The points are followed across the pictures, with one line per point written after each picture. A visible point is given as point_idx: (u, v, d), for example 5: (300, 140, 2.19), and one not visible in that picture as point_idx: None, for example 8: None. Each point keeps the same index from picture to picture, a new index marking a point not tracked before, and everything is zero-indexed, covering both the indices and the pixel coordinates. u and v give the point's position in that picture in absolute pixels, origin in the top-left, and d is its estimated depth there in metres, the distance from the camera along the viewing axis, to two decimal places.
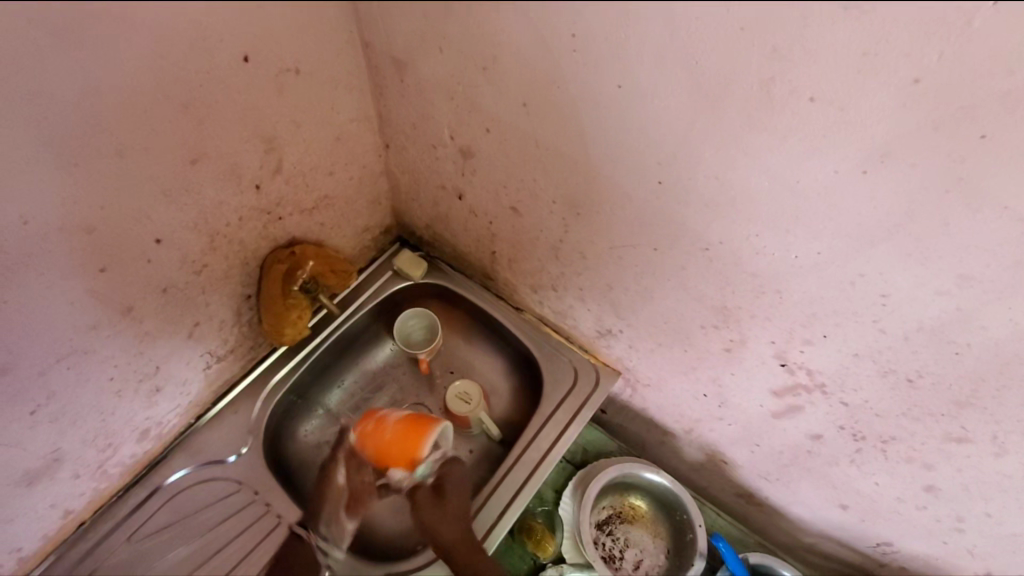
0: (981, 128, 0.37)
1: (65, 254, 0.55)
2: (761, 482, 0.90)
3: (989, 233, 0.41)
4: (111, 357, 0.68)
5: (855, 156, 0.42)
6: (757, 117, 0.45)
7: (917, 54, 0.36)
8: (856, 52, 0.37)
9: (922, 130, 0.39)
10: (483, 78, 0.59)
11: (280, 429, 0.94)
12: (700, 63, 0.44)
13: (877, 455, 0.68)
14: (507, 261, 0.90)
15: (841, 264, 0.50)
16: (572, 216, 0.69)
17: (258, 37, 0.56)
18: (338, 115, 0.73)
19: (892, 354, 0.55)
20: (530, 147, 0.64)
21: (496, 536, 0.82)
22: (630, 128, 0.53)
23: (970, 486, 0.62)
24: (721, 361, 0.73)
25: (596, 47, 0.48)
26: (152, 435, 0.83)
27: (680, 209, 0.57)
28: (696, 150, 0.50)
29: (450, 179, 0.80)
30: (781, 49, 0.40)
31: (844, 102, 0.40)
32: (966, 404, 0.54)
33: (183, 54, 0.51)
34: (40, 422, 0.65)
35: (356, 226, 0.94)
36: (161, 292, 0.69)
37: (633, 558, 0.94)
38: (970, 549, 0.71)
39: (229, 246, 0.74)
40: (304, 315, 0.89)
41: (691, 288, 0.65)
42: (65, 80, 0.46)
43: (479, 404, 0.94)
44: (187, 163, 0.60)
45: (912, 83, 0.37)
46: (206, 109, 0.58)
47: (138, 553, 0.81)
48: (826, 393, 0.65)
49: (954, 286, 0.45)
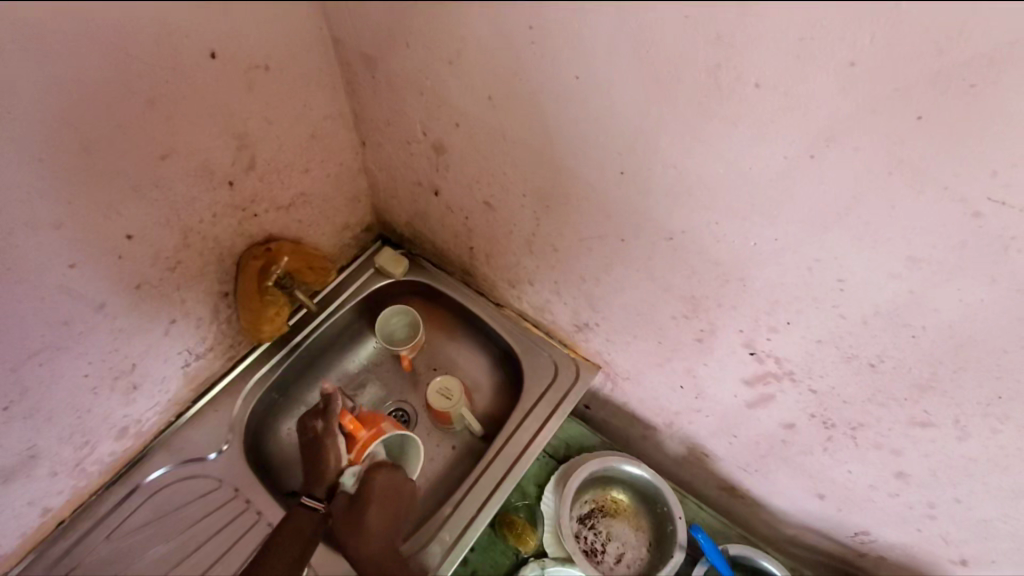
0: (918, 110, 0.37)
1: (33, 248, 0.56)
2: (740, 474, 0.91)
3: (933, 215, 0.42)
4: (85, 353, 0.69)
5: (803, 141, 0.43)
6: (707, 104, 0.45)
7: (852, 38, 0.36)
8: (794, 36, 0.38)
9: (862, 113, 0.39)
10: (448, 72, 0.60)
11: (262, 426, 0.95)
12: (649, 53, 0.45)
13: (847, 443, 0.69)
14: (485, 257, 0.91)
15: (798, 249, 0.51)
16: (542, 210, 0.70)
17: (225, 34, 0.57)
18: (311, 112, 0.74)
19: (853, 339, 0.55)
20: (498, 141, 0.64)
21: (473, 532, 0.82)
22: (589, 118, 0.53)
23: (937, 471, 0.63)
24: (694, 351, 0.73)
25: (552, 38, 0.49)
26: (131, 433, 0.83)
27: (642, 199, 0.58)
28: (653, 140, 0.51)
29: (425, 175, 0.81)
30: (724, 36, 0.41)
31: (788, 87, 0.41)
32: (927, 388, 0.55)
33: (149, 50, 0.52)
34: (14, 419, 0.65)
35: (335, 224, 0.94)
36: (135, 289, 0.69)
37: (615, 551, 0.94)
38: (944, 536, 0.72)
39: (204, 243, 0.74)
40: (280, 312, 0.90)
41: (660, 278, 0.66)
42: (27, 72, 0.46)
43: (460, 400, 0.95)
44: (156, 159, 0.61)
45: (849, 66, 0.38)
46: (175, 105, 0.58)
47: (118, 550, 0.81)
48: (796, 380, 0.66)
49: (906, 269, 0.46)
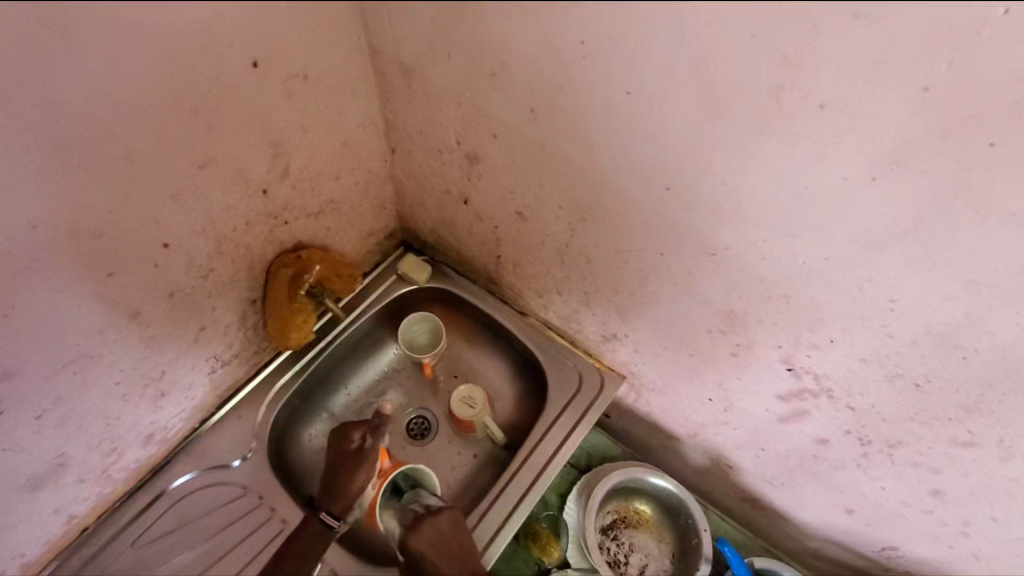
0: (990, 136, 0.37)
1: (74, 258, 0.55)
2: (766, 487, 0.90)
3: (996, 239, 0.41)
4: (117, 362, 0.68)
5: (864, 162, 0.43)
6: (767, 123, 0.45)
7: (926, 63, 0.36)
8: (865, 60, 0.38)
9: (930, 137, 0.39)
10: (491, 84, 0.59)
11: (285, 433, 0.94)
12: (710, 70, 0.44)
13: (883, 460, 0.68)
14: (512, 266, 0.90)
15: (849, 269, 0.51)
16: (578, 221, 0.69)
17: (268, 43, 0.56)
18: (344, 120, 0.73)
19: (900, 359, 0.55)
20: (538, 153, 0.64)
21: (500, 543, 0.82)
22: (638, 133, 0.53)
23: (976, 491, 0.63)
24: (727, 365, 0.73)
25: (604, 56, 0.48)
26: (157, 440, 0.83)
27: (687, 215, 0.57)
28: (704, 157, 0.51)
29: (456, 183, 0.80)
30: (791, 57, 0.40)
31: (854, 109, 0.40)
32: (973, 409, 0.54)
33: (194, 61, 0.52)
34: (46, 427, 0.65)
35: (361, 230, 0.94)
36: (168, 297, 0.69)
37: (638, 562, 0.94)
38: (975, 554, 0.71)
39: (236, 251, 0.74)
40: (309, 319, 0.89)
41: (698, 293, 0.66)
42: (78, 83, 0.46)
43: (485, 408, 0.95)
44: (195, 168, 0.61)
45: (922, 91, 0.37)
46: (217, 115, 0.58)
47: (143, 557, 0.81)
48: (833, 397, 0.65)
49: (963, 291, 0.46)
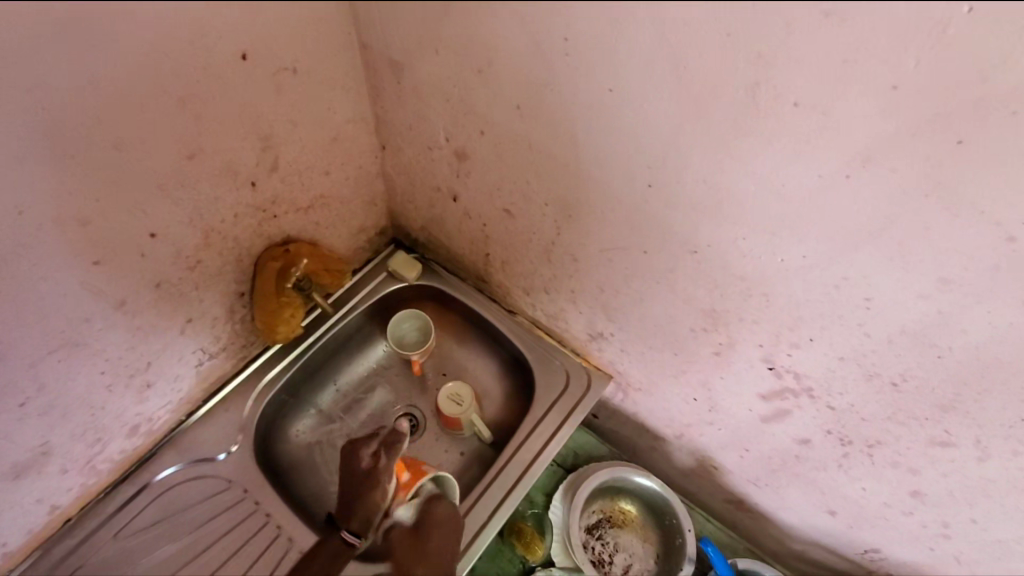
0: (959, 133, 0.38)
1: (60, 246, 0.56)
2: (750, 488, 0.90)
3: (965, 236, 0.42)
4: (103, 351, 0.69)
5: (837, 158, 0.43)
6: (741, 120, 0.46)
7: (895, 61, 0.37)
8: (836, 60, 0.39)
9: (900, 136, 0.40)
10: (477, 80, 0.60)
11: (272, 427, 0.94)
12: (688, 68, 0.45)
13: (863, 460, 0.68)
14: (501, 264, 0.91)
15: (825, 267, 0.51)
16: (564, 219, 0.70)
17: (257, 37, 0.57)
18: (334, 115, 0.73)
19: (877, 358, 0.56)
20: (524, 150, 0.65)
21: (484, 538, 0.82)
22: (619, 132, 0.54)
23: (954, 492, 0.63)
24: (710, 364, 0.73)
25: (587, 54, 0.49)
26: (142, 431, 0.83)
27: (669, 212, 0.58)
28: (684, 155, 0.51)
29: (445, 180, 0.81)
30: (765, 55, 0.41)
31: (827, 107, 0.41)
32: (949, 408, 0.55)
33: (183, 51, 0.52)
34: (29, 415, 0.65)
35: (352, 227, 0.94)
36: (154, 287, 0.69)
37: (622, 562, 0.94)
38: (955, 556, 0.72)
39: (224, 243, 0.74)
40: (296, 314, 0.91)
41: (680, 290, 0.66)
42: (65, 73, 0.46)
43: (470, 406, 0.95)
44: (183, 158, 0.61)
45: (890, 89, 0.38)
46: (205, 106, 0.59)
47: (125, 549, 0.81)
48: (814, 397, 0.66)
49: (936, 289, 0.46)
